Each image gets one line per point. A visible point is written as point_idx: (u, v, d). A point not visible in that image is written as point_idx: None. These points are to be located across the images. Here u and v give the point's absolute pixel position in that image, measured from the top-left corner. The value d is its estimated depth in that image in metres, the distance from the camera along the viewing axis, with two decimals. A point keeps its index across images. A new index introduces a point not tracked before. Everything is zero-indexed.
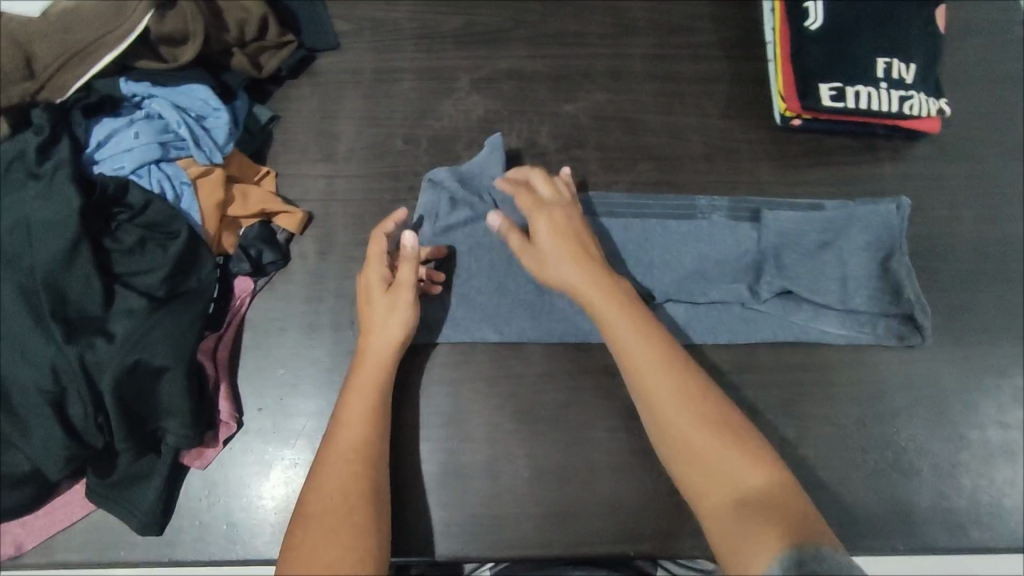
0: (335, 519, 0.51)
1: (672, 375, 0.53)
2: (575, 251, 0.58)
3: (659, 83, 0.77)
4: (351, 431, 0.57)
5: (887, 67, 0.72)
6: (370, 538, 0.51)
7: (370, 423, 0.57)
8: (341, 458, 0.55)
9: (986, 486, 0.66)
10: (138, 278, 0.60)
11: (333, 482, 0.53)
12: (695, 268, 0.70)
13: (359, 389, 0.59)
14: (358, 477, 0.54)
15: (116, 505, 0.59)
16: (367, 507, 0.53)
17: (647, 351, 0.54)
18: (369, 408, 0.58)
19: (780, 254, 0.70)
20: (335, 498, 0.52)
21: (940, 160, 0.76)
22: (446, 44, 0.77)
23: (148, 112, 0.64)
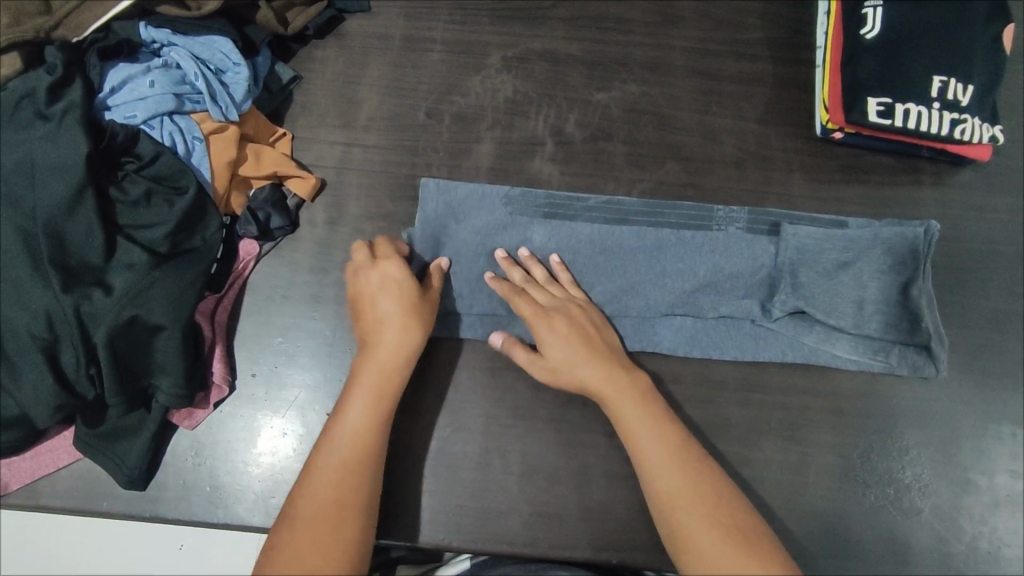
0: (320, 522, 0.51)
1: (672, 465, 0.55)
2: (579, 350, 0.60)
3: (699, 79, 0.74)
4: (351, 436, 0.55)
5: (943, 86, 0.68)
6: (356, 542, 0.51)
7: (371, 427, 0.56)
8: (337, 460, 0.54)
9: (987, 533, 0.63)
10: (141, 233, 0.58)
11: (327, 485, 0.53)
12: (707, 279, 0.67)
13: (363, 387, 0.57)
14: (353, 485, 0.53)
15: (104, 456, 0.58)
16: (357, 507, 0.53)
17: (652, 441, 0.56)
18: (371, 410, 0.56)
19: (797, 271, 0.66)
20: (328, 497, 0.52)
21: (984, 190, 0.72)
22: (480, 17, 0.74)
23: (166, 61, 0.62)
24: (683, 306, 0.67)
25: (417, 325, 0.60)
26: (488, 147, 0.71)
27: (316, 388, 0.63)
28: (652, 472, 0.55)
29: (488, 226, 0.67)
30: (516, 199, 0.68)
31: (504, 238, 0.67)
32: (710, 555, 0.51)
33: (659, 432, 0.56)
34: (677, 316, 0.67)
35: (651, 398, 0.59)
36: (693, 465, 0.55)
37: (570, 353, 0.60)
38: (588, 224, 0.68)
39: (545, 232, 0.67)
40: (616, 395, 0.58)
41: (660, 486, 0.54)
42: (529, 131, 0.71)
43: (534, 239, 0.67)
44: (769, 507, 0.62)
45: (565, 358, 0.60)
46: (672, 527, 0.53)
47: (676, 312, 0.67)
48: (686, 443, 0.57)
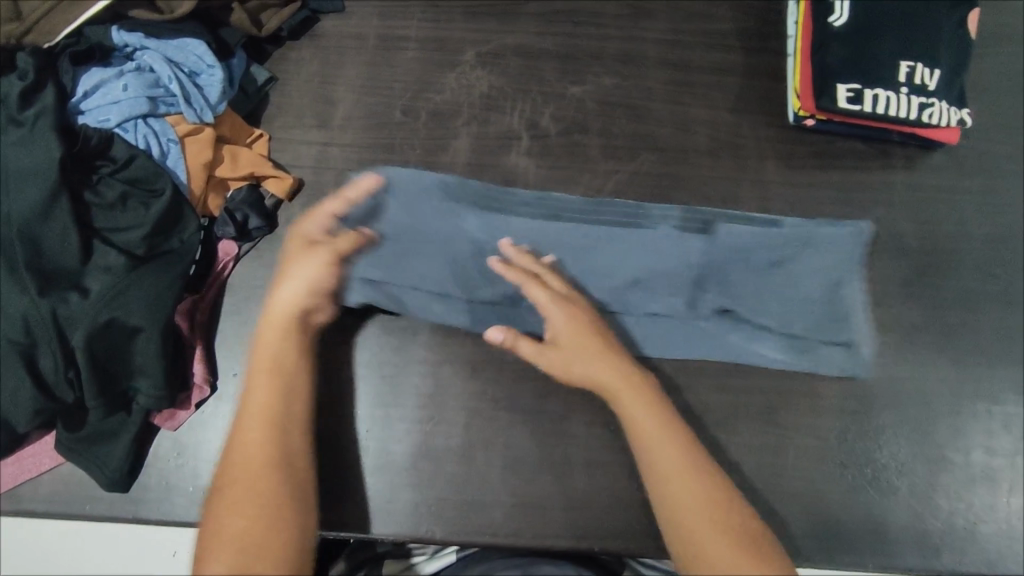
0: (240, 492, 0.52)
1: (680, 471, 0.55)
2: (591, 345, 0.61)
3: (671, 71, 0.75)
4: (255, 402, 0.57)
5: (911, 71, 0.69)
6: (286, 509, 0.52)
7: (272, 389, 0.57)
8: (245, 429, 0.56)
9: (964, 510, 0.64)
10: (116, 235, 0.59)
11: (242, 454, 0.54)
12: (638, 277, 0.67)
13: (262, 363, 0.58)
14: (264, 446, 0.55)
15: (84, 459, 0.58)
16: (274, 466, 0.54)
17: (660, 445, 0.56)
18: (269, 374, 0.58)
19: (725, 270, 0.67)
20: (249, 474, 0.53)
21: (954, 172, 0.73)
22: (454, 15, 0.75)
23: (139, 64, 0.62)
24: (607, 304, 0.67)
25: (299, 278, 0.60)
26: (464, 143, 0.71)
27: None
28: (659, 476, 0.55)
29: (417, 214, 0.66)
30: (450, 186, 0.67)
31: (431, 225, 0.66)
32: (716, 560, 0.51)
33: (670, 435, 0.57)
34: (603, 313, 0.67)
35: (662, 403, 0.59)
36: (700, 470, 0.55)
37: (585, 347, 0.61)
38: (523, 219, 0.67)
39: (477, 223, 0.66)
40: (625, 395, 0.58)
41: (669, 490, 0.55)
42: (504, 125, 0.72)
43: (470, 230, 0.66)
44: (748, 490, 0.63)
45: (580, 350, 0.61)
46: (680, 533, 0.54)
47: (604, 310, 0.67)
48: (693, 448, 0.57)
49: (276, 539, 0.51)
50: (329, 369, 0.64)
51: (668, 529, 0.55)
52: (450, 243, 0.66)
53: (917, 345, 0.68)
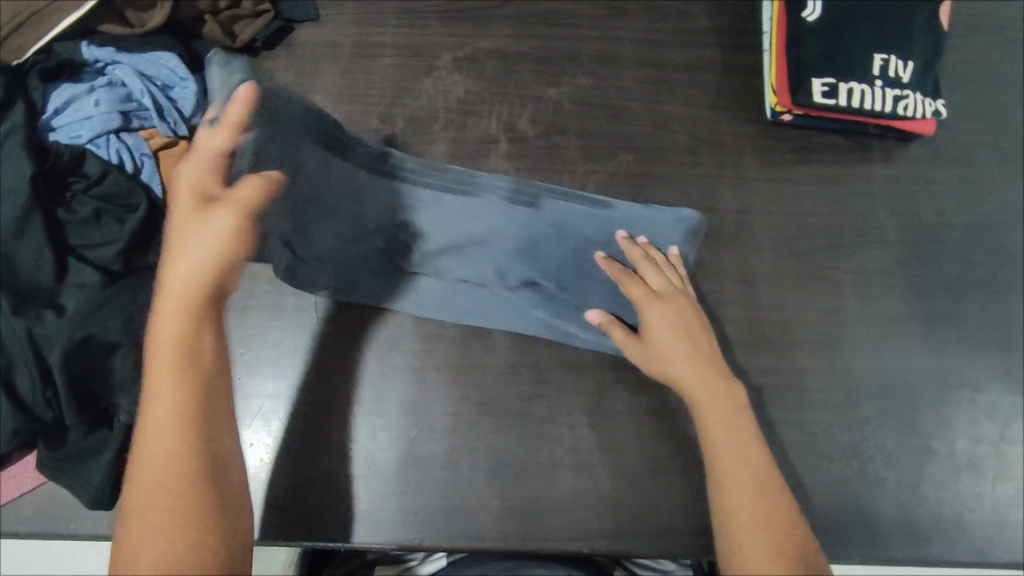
0: (162, 510, 0.45)
1: (750, 491, 0.54)
2: (683, 345, 0.60)
3: (648, 70, 0.75)
4: (165, 401, 0.48)
5: (884, 64, 0.70)
6: (218, 518, 0.46)
7: (185, 387, 0.48)
8: (155, 435, 0.47)
9: (951, 499, 0.64)
10: (91, 252, 0.58)
11: (156, 464, 0.46)
12: (455, 242, 0.67)
13: (162, 353, 0.49)
14: (183, 451, 0.47)
15: (67, 478, 0.57)
16: (199, 473, 0.47)
17: (736, 466, 0.55)
18: (177, 369, 0.48)
19: (541, 241, 0.67)
20: (160, 484, 0.46)
21: (932, 163, 0.73)
22: (429, 20, 0.74)
23: (110, 79, 0.62)
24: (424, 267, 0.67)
25: (196, 242, 0.50)
26: (442, 149, 0.71)
27: (280, 397, 0.63)
28: (727, 491, 0.54)
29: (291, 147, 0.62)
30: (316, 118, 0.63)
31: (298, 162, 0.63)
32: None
33: (745, 440, 0.56)
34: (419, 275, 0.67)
35: (743, 411, 0.58)
36: (772, 493, 0.54)
37: (673, 346, 0.60)
38: (425, 189, 0.67)
39: (321, 163, 0.64)
40: (709, 401, 0.58)
41: (734, 507, 0.53)
42: (482, 129, 0.72)
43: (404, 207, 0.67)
44: None
45: (666, 348, 0.61)
46: (734, 552, 0.52)
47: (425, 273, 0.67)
48: (771, 472, 0.55)
49: (205, 556, 0.45)
50: (312, 379, 0.64)
51: (722, 548, 0.53)
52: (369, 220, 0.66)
53: (898, 336, 0.68)
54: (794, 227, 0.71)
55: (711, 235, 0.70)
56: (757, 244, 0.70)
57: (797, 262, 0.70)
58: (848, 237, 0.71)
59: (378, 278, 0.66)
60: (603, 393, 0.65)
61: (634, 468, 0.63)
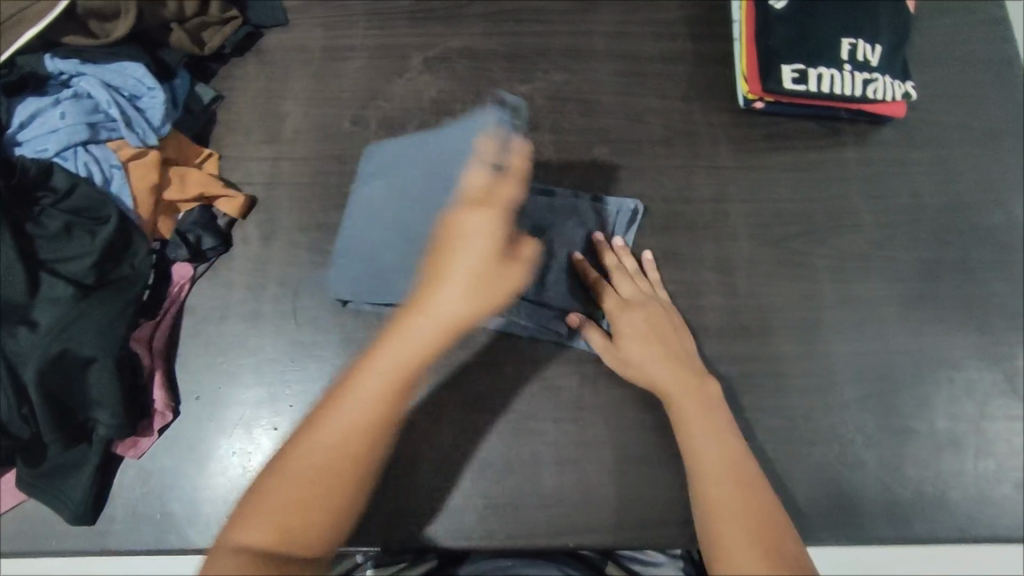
0: (307, 493, 0.49)
1: (727, 479, 0.55)
2: (654, 348, 0.62)
3: (620, 63, 0.75)
4: (362, 407, 0.50)
5: (852, 49, 0.70)
6: (339, 525, 0.49)
7: (386, 406, 0.51)
8: (335, 428, 0.50)
9: (932, 478, 0.65)
10: (61, 265, 0.58)
11: (318, 453, 0.50)
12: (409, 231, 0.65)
13: (394, 366, 0.51)
14: (352, 456, 0.50)
15: (47, 494, 0.58)
16: (348, 480, 0.50)
17: (713, 458, 0.56)
18: (391, 387, 0.51)
19: None
20: (322, 464, 0.49)
21: (904, 145, 0.74)
22: (399, 21, 0.74)
23: (76, 91, 0.61)
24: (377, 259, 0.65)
25: (477, 279, 0.50)
26: None
27: (260, 405, 0.63)
28: (704, 481, 0.55)
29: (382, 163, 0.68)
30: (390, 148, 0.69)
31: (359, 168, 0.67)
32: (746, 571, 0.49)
33: (719, 435, 0.57)
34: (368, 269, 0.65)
35: (718, 407, 0.59)
36: (748, 480, 0.55)
37: (646, 350, 0.62)
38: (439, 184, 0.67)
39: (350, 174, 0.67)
40: (683, 401, 0.59)
41: (712, 496, 0.54)
42: (455, 128, 0.72)
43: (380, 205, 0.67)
44: None
45: (640, 356, 0.62)
46: (716, 543, 0.52)
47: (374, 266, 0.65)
48: (748, 460, 0.56)
49: (313, 540, 0.48)
50: (292, 384, 0.64)
51: (703, 538, 0.53)
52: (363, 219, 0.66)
53: (875, 318, 0.68)
54: (769, 214, 0.71)
55: (687, 226, 0.70)
56: (733, 233, 0.70)
57: (773, 249, 0.70)
58: (822, 222, 0.71)
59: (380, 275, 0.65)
60: (584, 387, 0.65)
61: (617, 460, 0.63)
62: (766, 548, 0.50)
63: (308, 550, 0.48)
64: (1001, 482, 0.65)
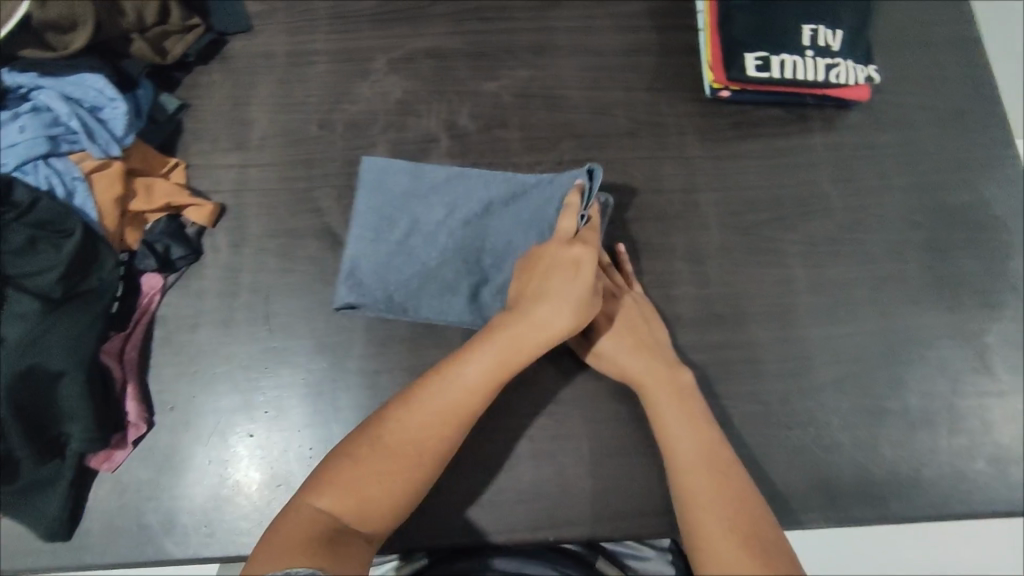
0: (393, 469, 0.53)
1: (702, 468, 0.55)
2: (625, 340, 0.62)
3: (585, 57, 0.75)
4: (455, 394, 0.55)
5: (814, 34, 0.70)
6: (404, 505, 0.53)
7: (476, 399, 0.55)
8: (429, 411, 0.54)
9: (908, 457, 0.65)
10: (28, 279, 0.57)
11: (408, 434, 0.54)
12: (401, 234, 0.66)
13: (490, 363, 0.56)
14: (437, 442, 0.54)
15: (23, 511, 0.58)
16: (426, 467, 0.54)
17: (688, 447, 0.56)
18: (485, 382, 0.56)
19: (473, 227, 0.66)
20: (408, 450, 0.53)
21: (870, 128, 0.74)
22: (362, 23, 0.74)
23: (35, 104, 0.61)
24: (368, 265, 0.65)
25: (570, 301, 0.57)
26: (383, 151, 0.71)
27: (236, 412, 0.63)
28: (679, 470, 0.56)
29: (388, 181, 0.67)
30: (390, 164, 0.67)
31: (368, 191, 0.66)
32: (726, 560, 0.50)
33: (693, 424, 0.57)
34: (358, 272, 0.64)
35: (691, 395, 0.59)
36: (723, 467, 0.55)
37: (618, 343, 0.62)
38: (433, 191, 0.67)
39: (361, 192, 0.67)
40: (657, 392, 0.59)
41: (687, 486, 0.54)
42: (423, 128, 0.72)
43: (375, 212, 0.66)
44: None
45: (614, 350, 0.62)
46: (694, 531, 0.52)
47: (364, 271, 0.64)
48: (721, 446, 0.57)
49: (378, 513, 0.52)
50: (266, 391, 0.64)
51: (683, 527, 0.54)
52: (363, 232, 0.65)
53: (847, 301, 0.69)
54: (738, 202, 0.71)
55: (657, 217, 0.71)
56: (704, 222, 0.71)
57: (743, 236, 0.70)
58: (791, 207, 0.71)
59: (376, 284, 0.64)
60: (559, 381, 0.65)
61: (595, 453, 0.63)
62: (744, 535, 0.51)
63: (375, 522, 0.52)
64: (975, 457, 0.66)
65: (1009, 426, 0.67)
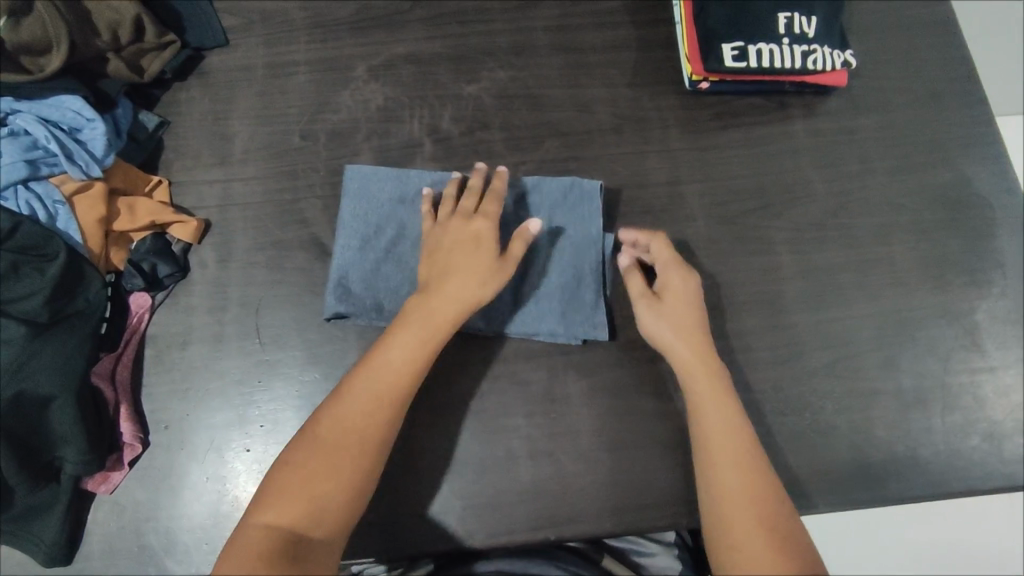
0: (333, 465, 0.51)
1: (721, 441, 0.56)
2: (697, 314, 0.62)
3: (565, 55, 0.75)
4: (378, 379, 0.55)
5: (789, 22, 0.71)
6: (353, 502, 0.51)
7: (400, 379, 0.55)
8: (356, 401, 0.54)
9: (902, 437, 0.65)
10: (13, 305, 0.57)
11: (342, 428, 0.53)
12: (386, 243, 0.65)
13: (406, 341, 0.56)
14: (371, 429, 0.53)
15: (21, 539, 0.57)
16: (365, 457, 0.52)
17: (709, 420, 0.57)
18: (405, 359, 0.56)
19: None
20: (344, 445, 0.52)
21: (850, 113, 0.74)
22: (340, 32, 0.74)
23: (12, 129, 0.61)
24: (357, 275, 0.64)
25: (471, 269, 0.59)
26: (368, 158, 0.71)
27: (230, 427, 0.63)
28: (711, 458, 0.56)
29: (373, 190, 0.67)
30: (377, 173, 0.67)
31: (355, 199, 0.66)
32: (743, 528, 0.51)
33: (717, 399, 0.58)
34: (348, 282, 0.64)
35: (717, 367, 0.60)
36: (740, 437, 0.56)
37: (688, 314, 0.62)
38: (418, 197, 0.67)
39: (351, 200, 0.66)
40: (694, 361, 0.60)
41: (708, 465, 0.55)
42: (406, 134, 0.72)
43: (362, 221, 0.66)
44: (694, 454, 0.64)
45: (687, 317, 0.61)
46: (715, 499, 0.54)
47: (353, 281, 0.64)
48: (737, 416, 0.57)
49: (326, 517, 0.49)
50: (261, 404, 0.64)
51: (705, 505, 0.55)
52: (350, 242, 0.65)
53: (836, 286, 0.69)
54: (723, 192, 0.72)
55: (643, 211, 0.71)
56: (689, 213, 0.71)
57: (730, 226, 0.71)
58: (776, 195, 0.72)
59: (367, 294, 0.64)
60: (554, 380, 0.65)
61: (592, 449, 0.63)
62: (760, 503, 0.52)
63: (325, 527, 0.49)
64: (969, 434, 0.66)
65: (1001, 402, 0.67)
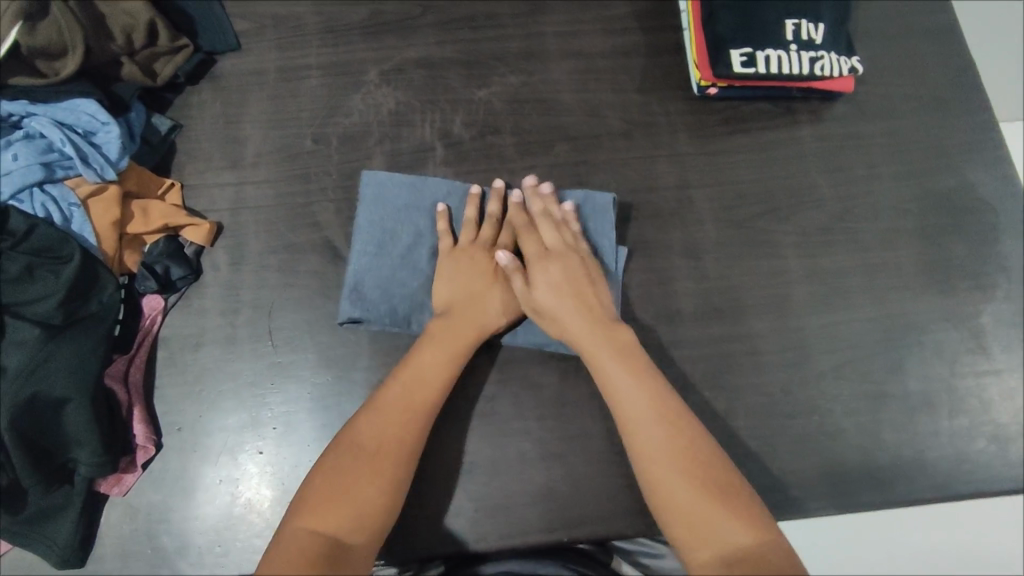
0: (369, 474, 0.52)
1: (649, 421, 0.54)
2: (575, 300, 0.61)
3: (574, 60, 0.76)
4: (409, 394, 0.56)
5: (797, 29, 0.72)
6: (388, 511, 0.51)
7: (430, 394, 0.57)
8: (389, 415, 0.55)
9: (911, 440, 0.66)
10: (28, 308, 0.57)
11: (375, 441, 0.54)
12: (402, 250, 0.66)
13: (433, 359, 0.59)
14: (403, 441, 0.54)
15: (35, 542, 0.57)
16: (399, 467, 0.53)
17: (632, 405, 0.56)
18: (435, 375, 0.58)
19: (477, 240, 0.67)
20: (378, 456, 0.53)
21: (857, 118, 0.75)
22: (352, 36, 0.75)
23: (27, 132, 0.61)
24: (371, 280, 0.65)
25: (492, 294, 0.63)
26: (379, 162, 0.71)
27: (243, 430, 0.63)
28: (636, 444, 0.54)
29: (391, 197, 0.67)
30: (396, 180, 0.67)
31: (372, 205, 0.66)
32: (684, 510, 0.50)
33: (639, 382, 0.57)
34: (363, 287, 0.64)
35: (631, 349, 0.59)
36: (670, 415, 0.55)
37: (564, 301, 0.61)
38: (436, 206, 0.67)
39: (367, 206, 0.66)
40: (595, 346, 0.59)
41: (640, 449, 0.54)
42: (417, 138, 0.72)
43: (378, 228, 0.66)
44: None
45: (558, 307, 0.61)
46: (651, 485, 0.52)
47: (368, 287, 0.64)
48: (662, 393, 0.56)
49: (366, 526, 0.50)
50: (274, 407, 0.64)
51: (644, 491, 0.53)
52: (366, 247, 0.65)
53: (844, 290, 0.70)
54: (732, 197, 0.72)
55: (653, 215, 0.71)
56: (698, 217, 0.71)
57: (739, 231, 0.71)
58: (784, 200, 0.72)
59: (382, 300, 0.64)
60: (566, 383, 0.65)
61: (603, 452, 0.64)
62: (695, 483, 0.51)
63: (363, 535, 0.49)
64: (976, 437, 0.67)
65: (1007, 405, 0.68)
